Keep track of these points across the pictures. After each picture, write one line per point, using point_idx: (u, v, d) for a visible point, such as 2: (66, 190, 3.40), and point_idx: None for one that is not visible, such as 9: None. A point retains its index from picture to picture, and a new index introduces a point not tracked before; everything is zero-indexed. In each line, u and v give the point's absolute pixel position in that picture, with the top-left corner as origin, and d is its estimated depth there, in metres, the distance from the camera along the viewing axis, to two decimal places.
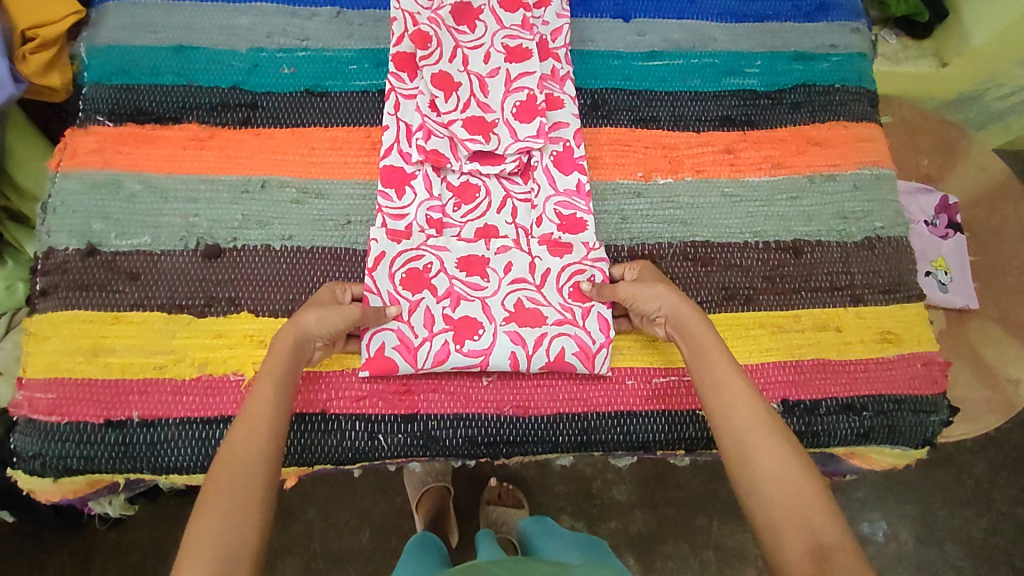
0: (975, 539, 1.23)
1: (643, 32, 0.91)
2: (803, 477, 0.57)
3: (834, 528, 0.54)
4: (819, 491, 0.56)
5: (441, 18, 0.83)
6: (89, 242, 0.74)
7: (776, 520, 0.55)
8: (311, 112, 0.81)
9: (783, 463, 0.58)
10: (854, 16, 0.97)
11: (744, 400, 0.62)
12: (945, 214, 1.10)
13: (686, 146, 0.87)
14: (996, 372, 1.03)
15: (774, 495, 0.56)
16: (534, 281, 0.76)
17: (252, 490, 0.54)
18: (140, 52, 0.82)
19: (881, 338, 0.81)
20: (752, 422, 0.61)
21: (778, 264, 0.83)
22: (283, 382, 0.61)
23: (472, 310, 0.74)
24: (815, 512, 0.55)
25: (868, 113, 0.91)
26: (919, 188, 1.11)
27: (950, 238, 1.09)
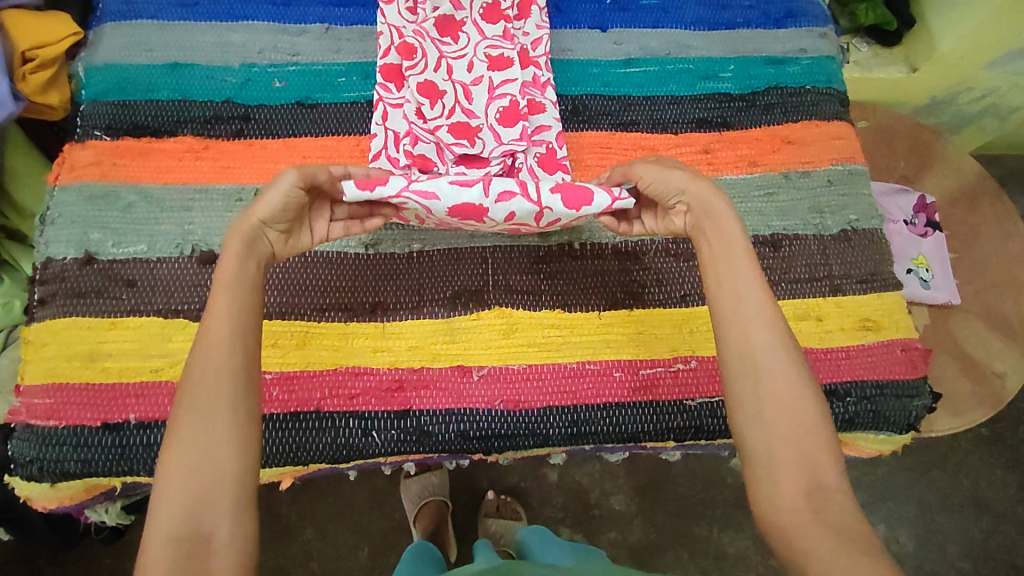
0: (973, 538, 1.24)
1: (620, 41, 0.95)
2: (809, 407, 0.58)
3: (833, 469, 0.56)
4: (822, 425, 0.57)
5: (425, 30, 0.87)
6: (87, 251, 0.76)
7: (774, 449, 0.57)
8: (303, 123, 0.85)
9: (791, 390, 0.58)
10: (822, 21, 1.01)
11: (761, 317, 0.60)
12: (923, 213, 1.14)
13: (665, 148, 0.90)
14: (980, 364, 1.06)
15: (775, 418, 0.57)
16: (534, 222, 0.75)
17: (220, 416, 0.53)
18: (137, 69, 0.85)
19: (860, 326, 0.84)
20: (767, 341, 0.60)
21: (758, 258, 0.86)
22: (240, 297, 0.57)
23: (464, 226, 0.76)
24: (817, 445, 0.57)
25: (838, 112, 0.95)
26: (896, 189, 1.15)
27: (928, 236, 1.13)
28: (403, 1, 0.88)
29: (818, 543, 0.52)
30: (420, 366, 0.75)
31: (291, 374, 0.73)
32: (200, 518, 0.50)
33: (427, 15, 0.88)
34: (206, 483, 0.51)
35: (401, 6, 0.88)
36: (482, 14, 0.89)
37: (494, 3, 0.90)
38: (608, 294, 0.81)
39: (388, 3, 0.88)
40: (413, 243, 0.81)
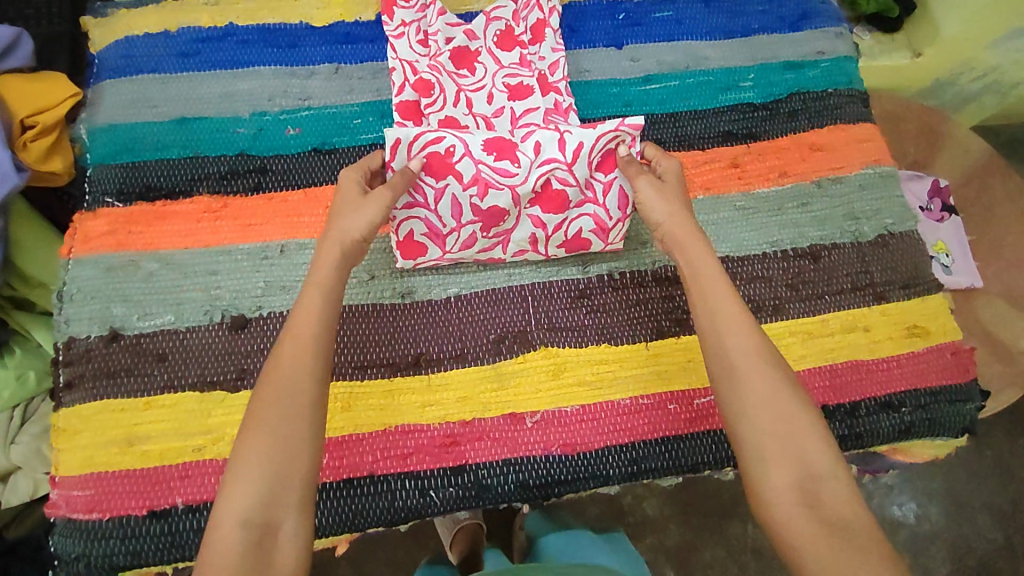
0: (1005, 511, 1.23)
1: (636, 57, 0.92)
2: (791, 401, 0.60)
3: (824, 457, 0.58)
4: (809, 418, 0.59)
5: (440, 64, 0.84)
6: (111, 327, 0.72)
7: (762, 446, 0.58)
8: (322, 170, 0.81)
9: (773, 387, 0.60)
10: (835, 21, 0.99)
11: (738, 321, 0.63)
12: (938, 197, 1.13)
13: (694, 164, 0.87)
14: (1007, 347, 1.05)
15: (761, 416, 0.59)
16: (566, 160, 0.76)
17: (302, 409, 0.57)
18: (142, 127, 0.80)
19: (908, 333, 0.82)
20: (746, 345, 0.62)
21: (799, 271, 0.84)
22: (331, 294, 0.63)
23: (500, 199, 0.76)
24: (806, 438, 0.58)
25: (862, 113, 0.94)
26: (911, 175, 1.14)
27: (945, 221, 1.12)
28: (413, 34, 0.85)
29: (812, 535, 0.54)
30: (471, 418, 0.73)
31: (340, 439, 0.71)
32: (272, 510, 0.53)
33: (440, 47, 0.85)
34: (282, 475, 0.55)
35: (411, 39, 0.85)
36: (495, 41, 0.87)
37: (507, 29, 0.88)
38: (654, 322, 0.79)
39: (397, 38, 0.85)
40: (450, 289, 0.78)
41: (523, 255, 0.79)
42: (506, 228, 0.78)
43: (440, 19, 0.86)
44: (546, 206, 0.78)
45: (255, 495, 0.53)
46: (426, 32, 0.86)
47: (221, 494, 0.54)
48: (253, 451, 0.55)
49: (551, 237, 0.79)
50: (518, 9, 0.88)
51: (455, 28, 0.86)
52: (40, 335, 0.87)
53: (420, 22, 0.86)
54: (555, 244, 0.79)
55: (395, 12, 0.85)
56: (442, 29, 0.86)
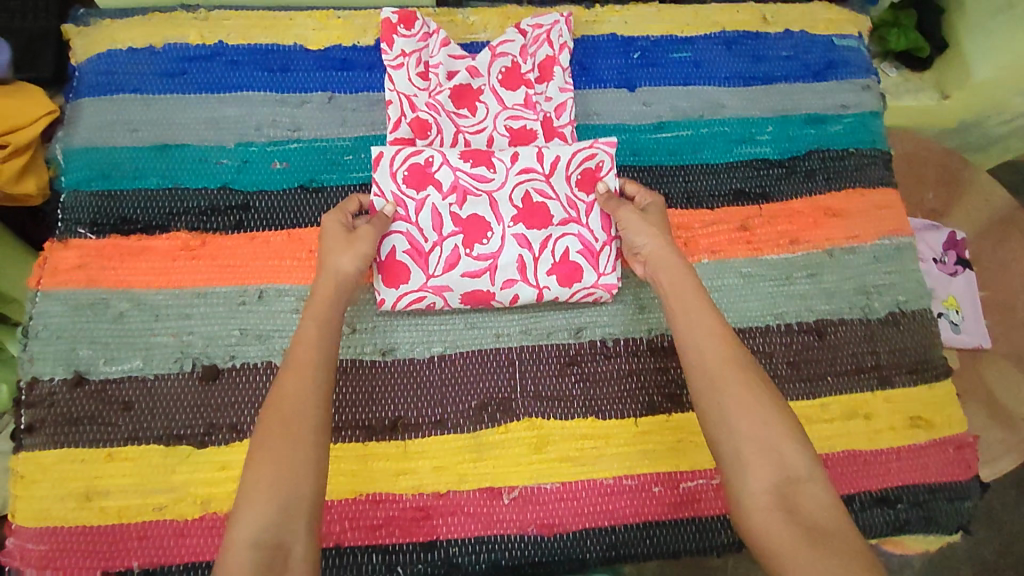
0: (986, 562, 1.14)
1: (649, 101, 0.87)
2: (769, 407, 0.59)
3: (803, 461, 0.57)
4: (786, 419, 0.59)
5: (438, 102, 0.80)
6: (76, 371, 0.69)
7: (741, 450, 0.58)
8: (308, 210, 0.76)
9: (751, 394, 0.60)
10: (864, 71, 0.93)
11: (715, 330, 0.64)
12: (953, 250, 1.06)
13: (700, 225, 0.83)
14: (1009, 409, 0.97)
15: (741, 423, 0.59)
16: (543, 171, 0.76)
17: (305, 433, 0.56)
18: (121, 153, 0.76)
19: (910, 424, 0.79)
20: (723, 357, 0.62)
21: (802, 347, 0.80)
22: (323, 320, 0.64)
23: (479, 208, 0.75)
24: (783, 440, 0.58)
25: (884, 176, 0.88)
26: (926, 225, 1.06)
27: (958, 275, 1.04)
28: (412, 66, 0.80)
29: (789, 541, 0.53)
30: (446, 490, 0.70)
31: None
32: (280, 532, 0.52)
33: (441, 82, 0.80)
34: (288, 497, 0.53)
35: (411, 71, 0.80)
36: (501, 79, 0.82)
37: (514, 66, 0.82)
38: (645, 397, 0.75)
39: (396, 68, 0.80)
40: (435, 347, 0.74)
41: (513, 286, 0.74)
42: (491, 249, 0.74)
43: (442, 49, 0.81)
44: (529, 222, 0.75)
45: (265, 516, 0.52)
46: (426, 63, 0.81)
47: (230, 524, 0.53)
48: (257, 474, 0.54)
49: (539, 259, 0.75)
50: (526, 44, 0.83)
51: (457, 61, 0.81)
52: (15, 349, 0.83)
53: (421, 52, 0.81)
54: (544, 270, 0.75)
55: (395, 40, 0.80)
56: (443, 61, 0.81)
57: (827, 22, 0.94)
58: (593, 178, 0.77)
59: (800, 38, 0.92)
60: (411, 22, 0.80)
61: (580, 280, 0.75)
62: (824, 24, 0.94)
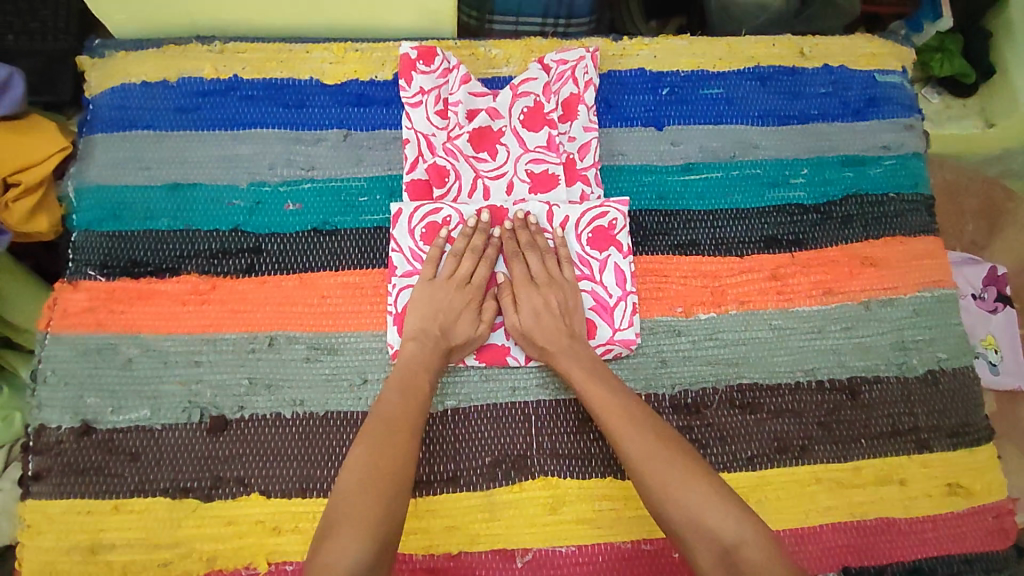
0: None
1: (677, 141, 0.83)
2: (686, 479, 0.60)
3: (733, 524, 0.58)
4: (706, 488, 0.60)
5: (457, 146, 0.77)
6: (83, 419, 0.68)
7: (680, 532, 0.59)
8: (321, 254, 0.74)
9: (666, 473, 0.61)
10: (907, 110, 0.88)
11: (619, 416, 0.65)
12: (993, 285, 0.99)
13: (729, 274, 0.79)
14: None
15: (665, 503, 0.60)
16: (553, 230, 0.75)
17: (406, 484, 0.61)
18: (133, 192, 0.75)
19: (947, 491, 0.74)
20: (631, 442, 0.63)
21: (834, 407, 0.76)
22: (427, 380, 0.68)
23: (493, 262, 0.75)
24: (709, 512, 0.58)
25: (926, 223, 0.84)
26: (965, 258, 1.00)
27: (998, 312, 0.98)
28: (431, 104, 0.78)
29: None
30: (458, 551, 0.68)
31: None
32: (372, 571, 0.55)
33: (460, 122, 0.78)
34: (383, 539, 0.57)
35: (429, 109, 0.77)
36: (522, 120, 0.79)
37: (537, 105, 0.79)
38: None
39: (414, 107, 0.78)
40: (448, 402, 0.72)
41: None
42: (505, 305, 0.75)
43: (462, 87, 0.78)
44: None
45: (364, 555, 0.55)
46: (445, 101, 0.78)
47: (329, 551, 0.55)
48: (361, 510, 0.58)
49: None
50: (550, 82, 0.80)
51: (478, 99, 0.79)
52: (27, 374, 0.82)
53: (440, 89, 0.78)
54: None
55: (414, 77, 0.78)
56: (463, 100, 0.78)
57: (868, 56, 0.89)
58: (606, 238, 0.76)
59: (839, 73, 0.88)
60: (431, 58, 0.78)
61: (594, 335, 0.75)
62: (866, 58, 0.89)
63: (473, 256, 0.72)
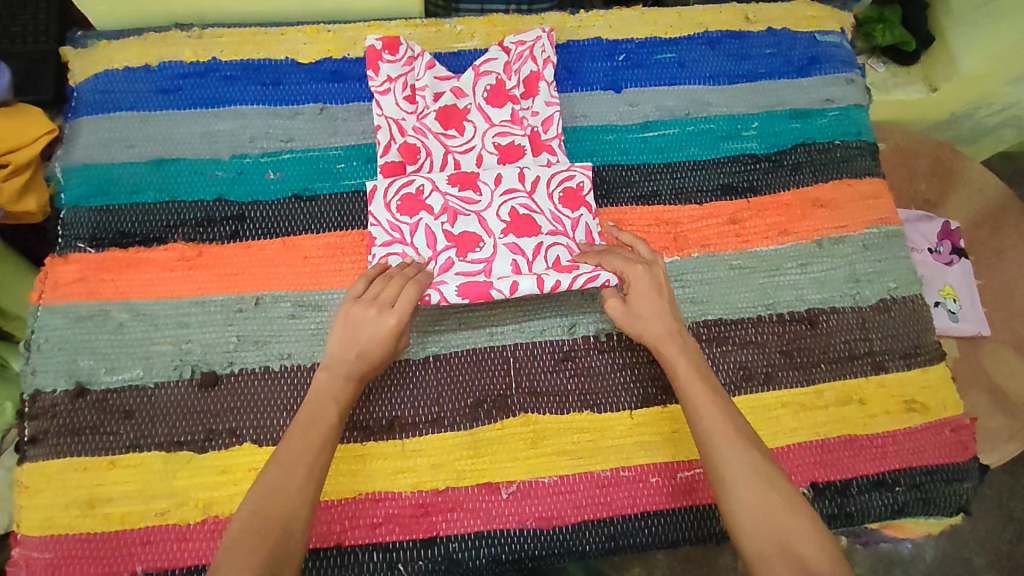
0: (999, 551, 1.15)
1: (635, 101, 0.88)
2: (778, 500, 0.59)
3: (817, 551, 0.56)
4: (795, 512, 0.58)
5: (426, 125, 0.81)
6: (78, 381, 0.71)
7: (764, 554, 0.56)
8: (301, 218, 0.78)
9: (763, 491, 0.59)
10: (847, 66, 0.95)
11: (721, 429, 0.63)
12: (948, 240, 1.03)
13: (689, 219, 0.84)
14: (1014, 397, 0.94)
15: (752, 520, 0.58)
16: (525, 189, 0.78)
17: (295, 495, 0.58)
18: (119, 169, 0.78)
19: (905, 407, 0.79)
20: (733, 454, 0.61)
21: (795, 337, 0.80)
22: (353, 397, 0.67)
23: (469, 225, 0.77)
24: (797, 535, 0.56)
25: (871, 166, 0.89)
26: (919, 215, 1.04)
27: (954, 265, 1.02)
28: (400, 90, 0.82)
29: None
30: (445, 487, 0.71)
31: None
32: None
33: (427, 104, 0.82)
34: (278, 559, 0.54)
35: (398, 95, 0.81)
36: (486, 97, 0.84)
37: (499, 82, 0.84)
38: (640, 390, 0.75)
39: (383, 94, 0.81)
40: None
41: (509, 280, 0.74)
42: (484, 256, 0.76)
43: (428, 72, 0.83)
44: (519, 232, 0.77)
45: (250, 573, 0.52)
46: (413, 86, 0.82)
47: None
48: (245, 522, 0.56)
49: (531, 263, 0.76)
50: (511, 62, 0.84)
51: (443, 82, 0.83)
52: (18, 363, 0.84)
53: (406, 76, 0.83)
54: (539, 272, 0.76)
55: (382, 66, 0.82)
56: (429, 83, 0.83)
57: (809, 18, 0.96)
58: (575, 198, 0.79)
59: (782, 35, 0.94)
60: (396, 47, 0.82)
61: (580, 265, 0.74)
62: (806, 21, 0.96)
63: (399, 282, 0.71)
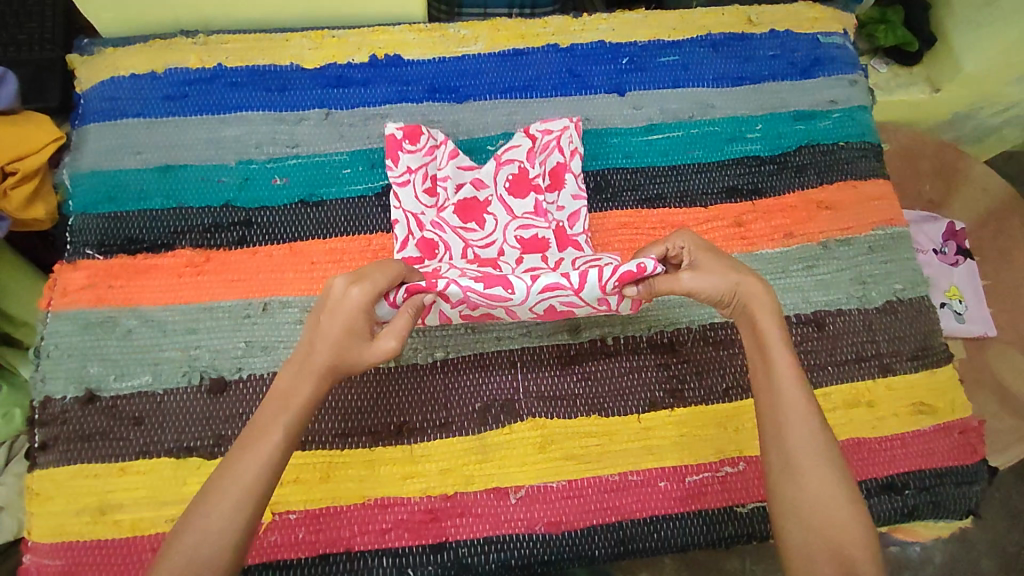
0: (1007, 551, 1.15)
1: (639, 104, 0.89)
2: (843, 500, 0.57)
3: (871, 562, 0.54)
4: (855, 517, 0.56)
5: (444, 219, 0.79)
6: (87, 388, 0.71)
7: (809, 546, 0.56)
8: (308, 224, 0.78)
9: (827, 488, 0.57)
10: (850, 67, 0.95)
11: (800, 413, 0.59)
12: (953, 241, 1.03)
13: (695, 223, 0.84)
14: (1019, 398, 0.94)
15: (810, 515, 0.56)
16: (546, 267, 0.76)
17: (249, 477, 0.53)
18: (127, 175, 0.79)
19: (913, 409, 0.79)
20: (804, 443, 0.58)
21: (802, 339, 0.80)
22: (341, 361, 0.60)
23: (490, 293, 0.71)
24: (853, 542, 0.55)
25: (875, 167, 0.89)
26: (924, 216, 1.04)
27: (960, 265, 1.02)
28: (419, 181, 0.80)
29: None
30: (454, 492, 0.71)
31: (317, 511, 0.69)
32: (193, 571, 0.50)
33: (448, 196, 0.80)
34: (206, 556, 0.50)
35: (417, 188, 0.79)
36: (508, 187, 0.81)
37: (522, 171, 0.81)
38: (647, 393, 0.75)
39: (402, 185, 0.79)
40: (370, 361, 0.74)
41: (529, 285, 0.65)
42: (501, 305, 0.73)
43: (450, 161, 0.80)
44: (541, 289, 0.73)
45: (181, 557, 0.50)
46: (433, 177, 0.80)
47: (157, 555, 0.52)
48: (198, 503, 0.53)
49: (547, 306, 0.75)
50: (536, 150, 0.82)
51: (465, 172, 0.81)
52: (26, 369, 0.84)
53: (428, 165, 0.80)
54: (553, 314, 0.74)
55: (401, 157, 0.80)
56: (451, 174, 0.80)
57: (811, 20, 0.97)
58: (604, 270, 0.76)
59: (786, 37, 0.95)
60: (417, 137, 0.80)
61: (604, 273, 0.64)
62: (809, 23, 0.96)
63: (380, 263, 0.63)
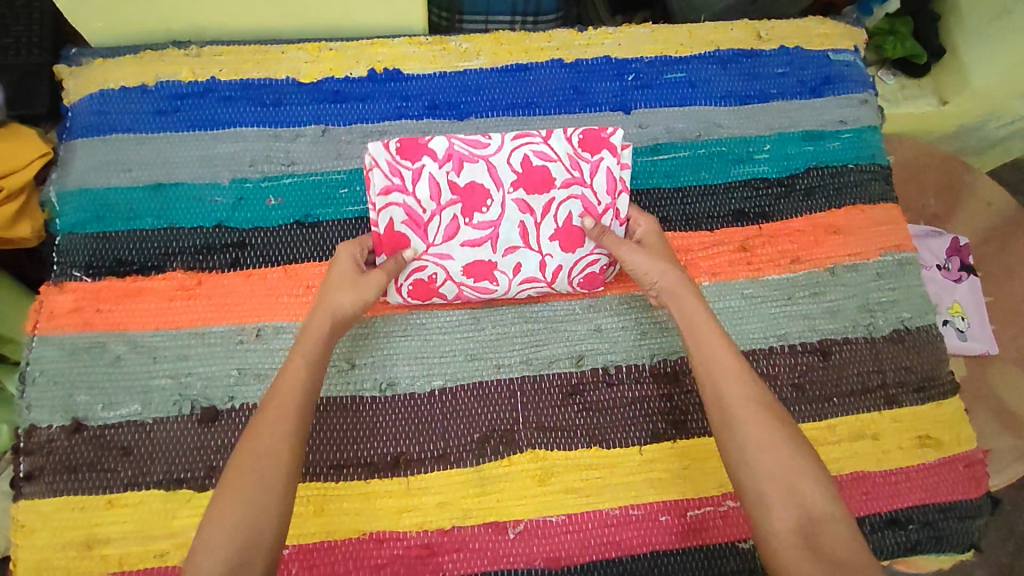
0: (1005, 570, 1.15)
1: (644, 123, 0.86)
2: (788, 443, 0.58)
3: (823, 500, 0.56)
4: (802, 457, 0.58)
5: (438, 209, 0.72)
6: (74, 417, 0.69)
7: (764, 490, 0.56)
8: (304, 246, 0.76)
9: (769, 434, 0.59)
10: (861, 86, 0.92)
11: (730, 371, 0.63)
12: (956, 256, 1.01)
13: (701, 247, 0.82)
14: None
15: (757, 460, 0.58)
16: (536, 214, 0.71)
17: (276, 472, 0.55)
18: (116, 193, 0.76)
19: (919, 443, 0.78)
20: (740, 393, 0.61)
21: (807, 368, 0.79)
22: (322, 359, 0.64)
23: (477, 174, 0.70)
24: (801, 480, 0.56)
25: (884, 191, 0.88)
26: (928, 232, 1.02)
27: (962, 281, 1.00)
28: None
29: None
30: (451, 526, 0.69)
31: (311, 547, 0.68)
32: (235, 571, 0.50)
33: None
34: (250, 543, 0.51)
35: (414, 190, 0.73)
36: None
37: None
38: (649, 425, 0.74)
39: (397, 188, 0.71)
40: (363, 390, 0.73)
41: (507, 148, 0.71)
42: (491, 217, 0.71)
43: None
44: (529, 188, 0.71)
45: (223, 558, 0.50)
46: None
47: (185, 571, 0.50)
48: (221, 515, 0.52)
49: (540, 224, 0.72)
50: None
51: None
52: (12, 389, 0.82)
53: None
54: (546, 236, 0.72)
55: None
56: None
57: (820, 36, 0.94)
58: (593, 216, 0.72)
59: (795, 54, 0.92)
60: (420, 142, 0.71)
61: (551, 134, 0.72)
62: (818, 39, 0.94)
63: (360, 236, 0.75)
